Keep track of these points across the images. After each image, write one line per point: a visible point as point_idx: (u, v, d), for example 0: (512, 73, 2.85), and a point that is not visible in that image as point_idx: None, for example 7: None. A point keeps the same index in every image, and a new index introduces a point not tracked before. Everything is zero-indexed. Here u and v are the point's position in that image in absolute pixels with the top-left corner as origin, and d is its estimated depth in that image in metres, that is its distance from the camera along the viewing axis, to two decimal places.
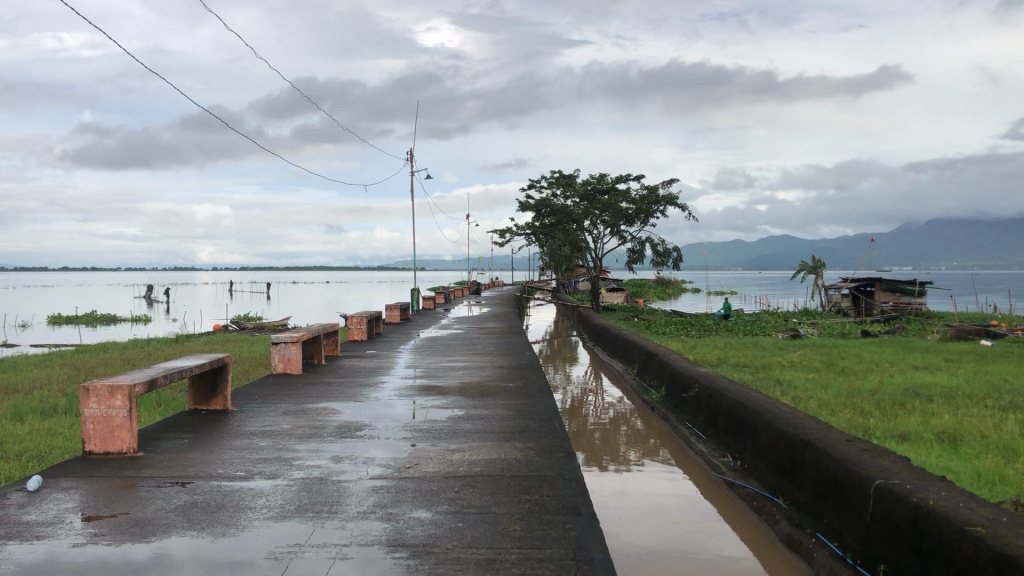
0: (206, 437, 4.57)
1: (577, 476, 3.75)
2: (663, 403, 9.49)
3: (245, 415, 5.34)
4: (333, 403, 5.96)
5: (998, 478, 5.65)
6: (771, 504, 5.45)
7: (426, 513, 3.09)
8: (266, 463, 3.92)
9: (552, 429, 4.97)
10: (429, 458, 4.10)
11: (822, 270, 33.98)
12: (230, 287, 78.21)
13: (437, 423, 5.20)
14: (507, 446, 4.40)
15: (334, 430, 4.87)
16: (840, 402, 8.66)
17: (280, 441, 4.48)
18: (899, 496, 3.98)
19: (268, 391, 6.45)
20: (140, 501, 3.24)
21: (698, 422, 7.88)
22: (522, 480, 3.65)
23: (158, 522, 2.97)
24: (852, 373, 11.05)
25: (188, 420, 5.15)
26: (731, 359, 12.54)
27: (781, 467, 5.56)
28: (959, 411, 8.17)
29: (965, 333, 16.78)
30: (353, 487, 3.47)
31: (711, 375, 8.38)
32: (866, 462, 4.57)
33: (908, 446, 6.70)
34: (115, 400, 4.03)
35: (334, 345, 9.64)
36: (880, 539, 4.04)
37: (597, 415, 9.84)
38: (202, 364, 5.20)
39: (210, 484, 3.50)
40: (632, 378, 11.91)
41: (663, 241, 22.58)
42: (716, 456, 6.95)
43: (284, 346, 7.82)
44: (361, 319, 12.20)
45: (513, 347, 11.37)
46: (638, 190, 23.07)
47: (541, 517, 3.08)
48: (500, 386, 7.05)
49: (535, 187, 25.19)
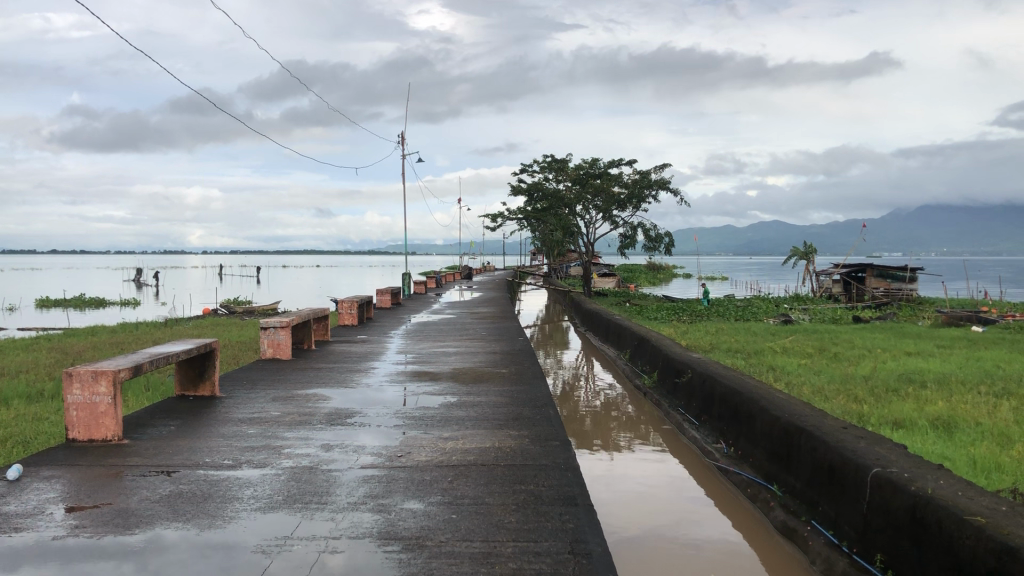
0: (193, 424, 4.47)
1: (574, 466, 3.66)
2: (656, 388, 9.41)
3: (234, 401, 5.24)
4: (322, 390, 5.86)
5: (994, 466, 5.58)
6: (766, 491, 5.37)
7: (418, 504, 3.01)
8: (254, 452, 3.82)
9: (547, 416, 4.88)
10: (422, 446, 4.01)
11: (814, 256, 33.90)
12: (221, 269, 77.84)
13: (430, 409, 5.12)
14: (501, 434, 4.30)
15: (324, 417, 4.77)
16: (834, 389, 8.60)
17: (269, 429, 4.38)
18: (897, 485, 3.90)
19: (257, 377, 6.34)
20: (124, 491, 3.14)
21: (691, 408, 7.78)
22: (517, 469, 3.56)
23: (142, 513, 2.88)
24: (845, 359, 11.01)
25: (174, 406, 5.04)
26: (723, 345, 12.47)
27: (776, 454, 5.48)
28: (953, 398, 8.11)
29: (956, 320, 16.74)
30: (343, 476, 3.39)
31: (704, 361, 8.29)
32: (863, 449, 4.50)
33: (903, 433, 6.64)
34: (99, 386, 3.92)
35: (324, 330, 9.54)
36: (879, 528, 3.96)
37: (589, 401, 9.77)
38: (189, 349, 5.09)
39: (197, 474, 3.40)
40: (625, 363, 11.83)
41: (655, 226, 22.50)
42: (709, 442, 6.87)
43: (274, 330, 7.68)
44: (351, 304, 12.07)
45: (505, 332, 11.28)
46: (630, 174, 22.97)
47: (537, 508, 3.00)
48: (494, 372, 6.97)
49: (527, 171, 25.07)
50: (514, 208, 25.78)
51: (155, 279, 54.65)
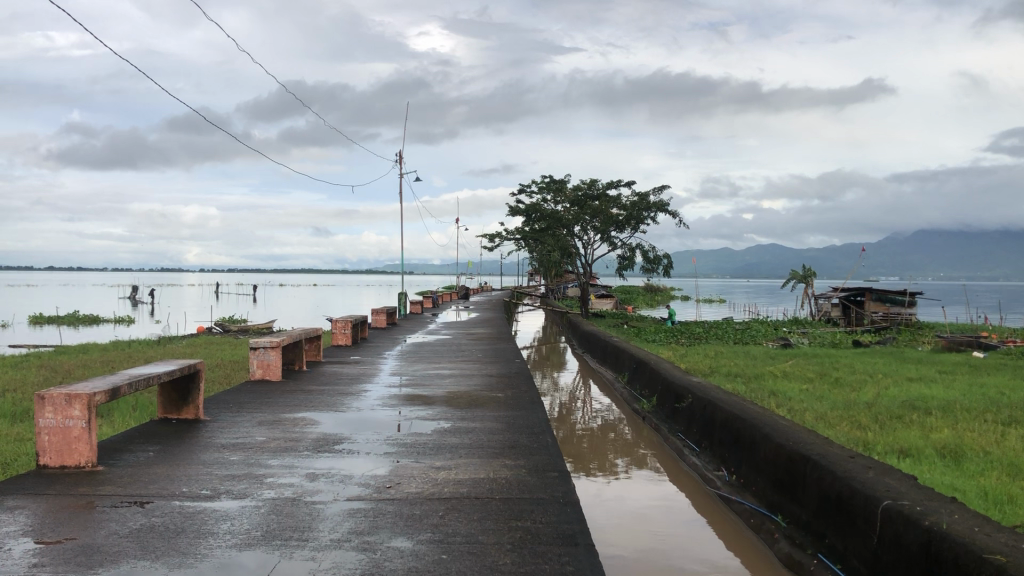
0: (173, 450, 4.26)
1: (574, 500, 3.45)
2: (655, 412, 9.19)
3: (218, 425, 5.02)
4: (311, 413, 5.64)
5: (1005, 497, 5.37)
6: (769, 521, 5.13)
7: (406, 542, 2.80)
8: (235, 481, 3.61)
9: (545, 445, 4.67)
10: (413, 476, 3.81)
11: (811, 279, 33.71)
12: (217, 287, 77.56)
13: (422, 436, 4.90)
14: (496, 464, 4.10)
15: (310, 443, 4.56)
16: (837, 415, 8.39)
17: (251, 456, 4.17)
18: (910, 519, 3.69)
19: (244, 399, 6.12)
20: (93, 523, 2.94)
21: (691, 434, 7.57)
22: (513, 503, 3.35)
23: (108, 550, 2.67)
24: (846, 384, 10.82)
25: (155, 429, 4.83)
26: (723, 368, 12.27)
27: (781, 483, 5.24)
28: (958, 425, 7.90)
29: (957, 345, 16.53)
30: (327, 510, 3.18)
31: (705, 385, 8.07)
32: (871, 480, 4.29)
33: (909, 463, 6.43)
34: (73, 410, 3.72)
35: (316, 350, 9.32)
36: (889, 563, 3.75)
37: (586, 423, 9.55)
38: (171, 370, 4.88)
39: (171, 505, 3.20)
40: (623, 386, 11.60)
41: (653, 248, 22.32)
42: (710, 469, 6.63)
43: (263, 351, 7.48)
44: (345, 323, 11.88)
45: (501, 354, 11.05)
46: (628, 196, 22.85)
47: (535, 548, 2.80)
48: (490, 396, 6.78)
49: (526, 191, 24.91)
50: (512, 228, 25.61)
51: (151, 297, 54.46)
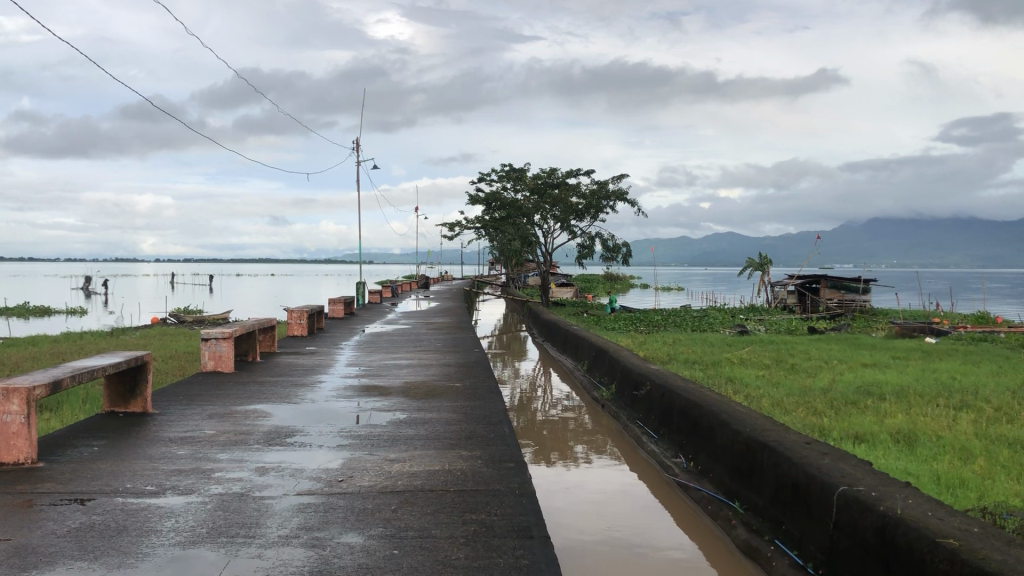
0: (118, 444, 4.14)
1: (530, 491, 3.41)
2: (614, 400, 9.17)
3: (167, 418, 4.90)
4: (262, 406, 5.51)
5: (958, 482, 5.40)
6: (727, 509, 5.12)
7: (357, 537, 2.73)
8: (181, 476, 3.51)
9: (503, 436, 4.61)
10: (366, 469, 3.73)
11: (768, 267, 33.97)
12: (172, 277, 76.61)
13: (377, 427, 4.81)
14: (452, 456, 4.03)
15: (262, 437, 4.45)
16: (793, 401, 8.42)
17: (200, 450, 4.07)
18: (865, 505, 3.68)
19: (196, 392, 5.98)
20: (29, 523, 2.82)
21: (650, 421, 7.56)
22: (468, 496, 3.30)
23: (44, 550, 2.56)
24: (802, 370, 10.91)
25: (99, 424, 4.68)
26: (681, 356, 12.30)
27: (738, 470, 5.23)
28: (912, 410, 7.98)
29: (910, 330, 16.73)
30: (276, 506, 3.09)
31: (663, 372, 8.06)
32: (827, 466, 4.29)
33: (864, 448, 6.46)
34: (10, 404, 3.60)
35: (270, 341, 9.17)
36: (845, 550, 3.74)
37: (546, 412, 9.49)
38: (117, 362, 4.73)
39: (114, 503, 3.09)
40: (583, 374, 11.58)
41: (612, 237, 22.32)
42: (668, 457, 6.59)
43: (215, 342, 7.32)
44: (301, 313, 11.69)
45: (462, 343, 10.97)
46: (588, 184, 22.85)
47: (488, 541, 2.74)
48: (448, 386, 6.71)
49: (485, 180, 24.80)
50: (472, 217, 25.47)
51: (104, 288, 53.31)
